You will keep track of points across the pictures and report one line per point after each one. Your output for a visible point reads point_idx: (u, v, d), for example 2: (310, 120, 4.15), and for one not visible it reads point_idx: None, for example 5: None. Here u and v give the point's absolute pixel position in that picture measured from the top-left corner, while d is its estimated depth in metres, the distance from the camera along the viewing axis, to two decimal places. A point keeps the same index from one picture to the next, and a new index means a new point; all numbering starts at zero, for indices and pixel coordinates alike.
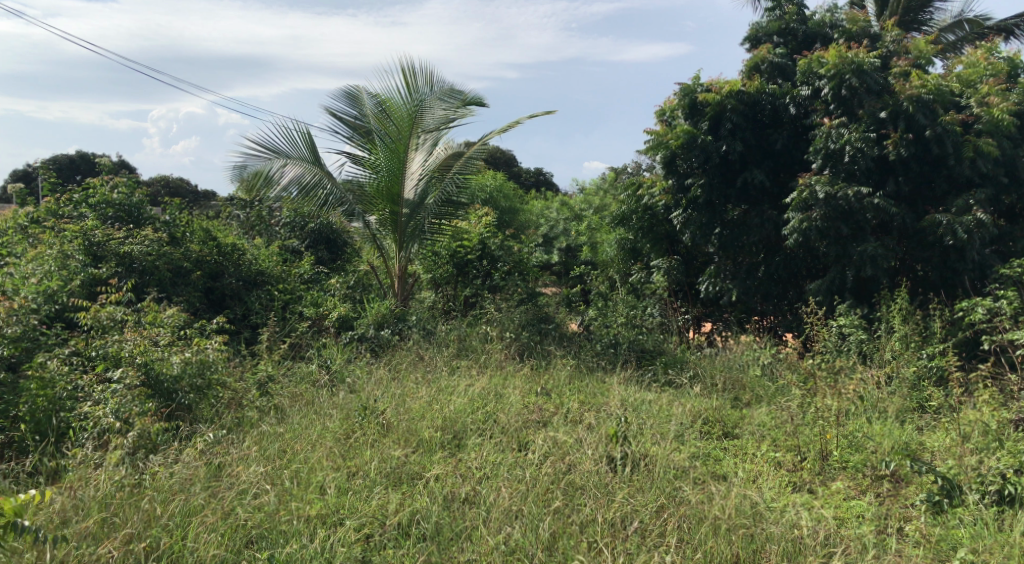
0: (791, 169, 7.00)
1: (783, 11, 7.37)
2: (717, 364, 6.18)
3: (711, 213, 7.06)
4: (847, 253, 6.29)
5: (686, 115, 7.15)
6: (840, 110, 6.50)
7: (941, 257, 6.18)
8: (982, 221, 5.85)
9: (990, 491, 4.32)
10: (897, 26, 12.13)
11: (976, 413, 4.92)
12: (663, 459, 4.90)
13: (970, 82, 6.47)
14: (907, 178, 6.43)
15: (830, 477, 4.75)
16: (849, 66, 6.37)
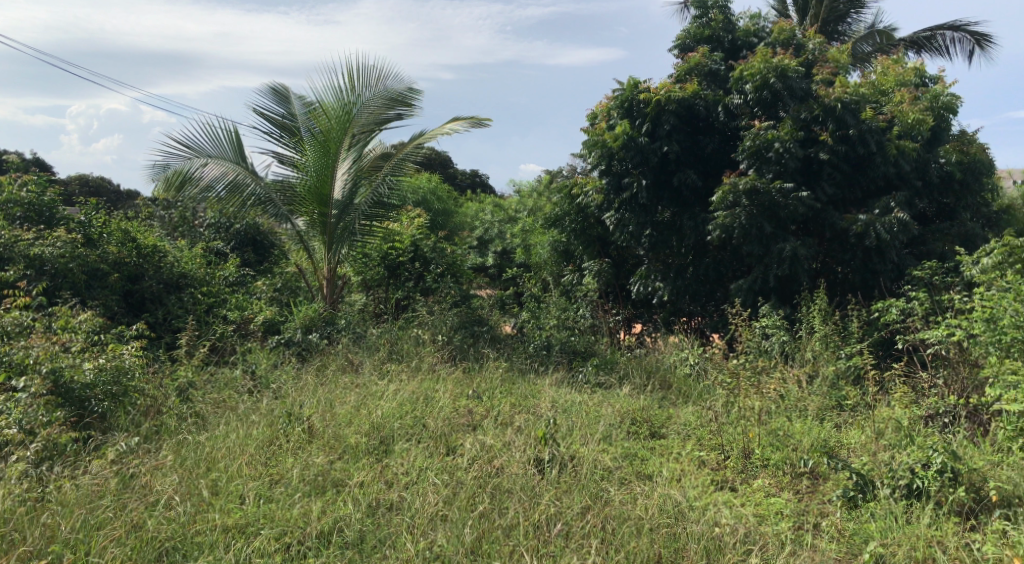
0: (719, 172, 7.17)
1: (711, 19, 7.52)
2: (647, 366, 6.25)
3: (644, 214, 7.10)
4: (769, 252, 6.43)
5: (623, 115, 7.16)
6: (765, 114, 6.67)
7: (861, 259, 6.37)
8: (899, 225, 6.06)
9: (900, 485, 4.47)
10: (820, 35, 12.57)
11: (890, 410, 5.09)
12: (590, 459, 4.94)
13: (885, 90, 6.72)
14: (834, 180, 6.53)
15: (753, 475, 4.84)
16: (773, 71, 6.53)
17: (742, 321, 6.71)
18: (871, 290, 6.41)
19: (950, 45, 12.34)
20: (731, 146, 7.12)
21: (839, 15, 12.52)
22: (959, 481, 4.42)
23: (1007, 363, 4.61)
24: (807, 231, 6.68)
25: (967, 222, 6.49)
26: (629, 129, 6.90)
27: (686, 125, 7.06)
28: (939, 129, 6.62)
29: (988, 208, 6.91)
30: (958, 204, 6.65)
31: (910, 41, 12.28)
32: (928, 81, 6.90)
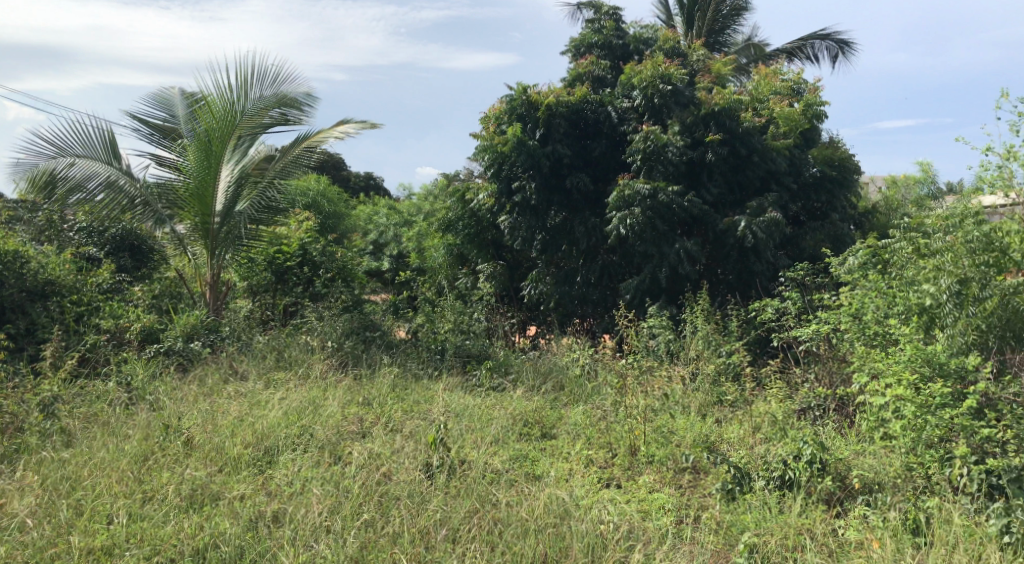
0: (607, 175, 7.35)
1: (602, 25, 7.70)
2: (540, 368, 6.31)
3: (535, 217, 7.15)
4: (659, 253, 6.60)
5: (512, 120, 7.15)
6: (652, 120, 6.90)
7: (741, 260, 6.67)
8: (776, 227, 6.36)
9: (774, 476, 4.68)
10: (704, 47, 13.05)
11: (766, 405, 5.33)
12: (479, 463, 4.93)
13: (762, 97, 7.06)
14: (717, 184, 6.81)
15: (638, 472, 4.97)
16: (660, 77, 6.75)
17: (629, 321, 6.88)
18: (750, 289, 6.71)
19: (819, 53, 13.08)
20: (619, 150, 7.28)
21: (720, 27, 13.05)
22: (826, 470, 4.66)
23: (871, 356, 4.92)
24: (692, 233, 6.92)
25: (837, 224, 6.89)
26: (519, 133, 6.86)
27: (574, 129, 7.24)
28: (810, 136, 7.02)
29: (855, 211, 7.37)
30: (829, 207, 7.06)
31: (783, 53, 12.95)
32: (801, 91, 7.28)
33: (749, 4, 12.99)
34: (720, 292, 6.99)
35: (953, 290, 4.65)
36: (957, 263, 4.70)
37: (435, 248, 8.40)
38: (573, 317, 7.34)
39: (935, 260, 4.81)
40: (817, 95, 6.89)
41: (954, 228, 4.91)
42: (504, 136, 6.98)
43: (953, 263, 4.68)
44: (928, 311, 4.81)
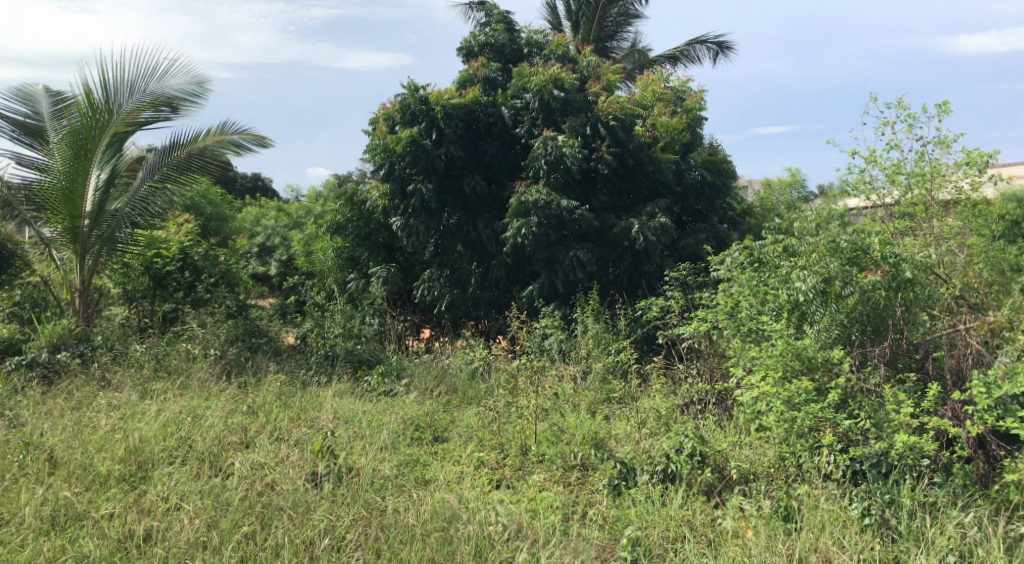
0: (500, 178, 7.40)
1: (493, 28, 7.76)
2: (432, 371, 6.29)
3: (428, 219, 7.11)
4: (554, 259, 6.70)
5: (404, 120, 7.10)
6: (545, 123, 7.00)
7: (630, 261, 6.84)
8: (663, 230, 6.57)
9: (657, 470, 4.83)
10: (591, 51, 13.39)
11: (651, 401, 5.48)
12: (367, 469, 4.84)
13: (648, 104, 7.28)
14: (608, 189, 6.98)
15: (528, 472, 5.00)
16: (551, 83, 6.86)
17: (522, 323, 6.96)
18: (637, 290, 6.91)
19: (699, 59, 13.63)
20: (510, 153, 7.38)
21: (606, 33, 13.42)
22: (706, 462, 4.85)
23: (746, 352, 5.15)
24: (583, 237, 7.03)
25: (718, 226, 7.16)
26: (412, 133, 6.86)
27: (468, 130, 7.24)
28: (692, 140, 7.28)
29: (734, 212, 7.71)
30: (710, 209, 7.36)
31: (666, 59, 13.42)
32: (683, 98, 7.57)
33: (635, 12, 13.41)
34: (609, 292, 7.16)
35: (818, 288, 4.93)
36: (822, 262, 4.97)
37: (325, 249, 8.21)
38: (466, 319, 7.35)
39: (803, 259, 5.09)
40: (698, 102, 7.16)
41: (820, 230, 5.20)
42: (396, 137, 6.97)
43: (819, 263, 4.94)
44: (798, 307, 5.11)
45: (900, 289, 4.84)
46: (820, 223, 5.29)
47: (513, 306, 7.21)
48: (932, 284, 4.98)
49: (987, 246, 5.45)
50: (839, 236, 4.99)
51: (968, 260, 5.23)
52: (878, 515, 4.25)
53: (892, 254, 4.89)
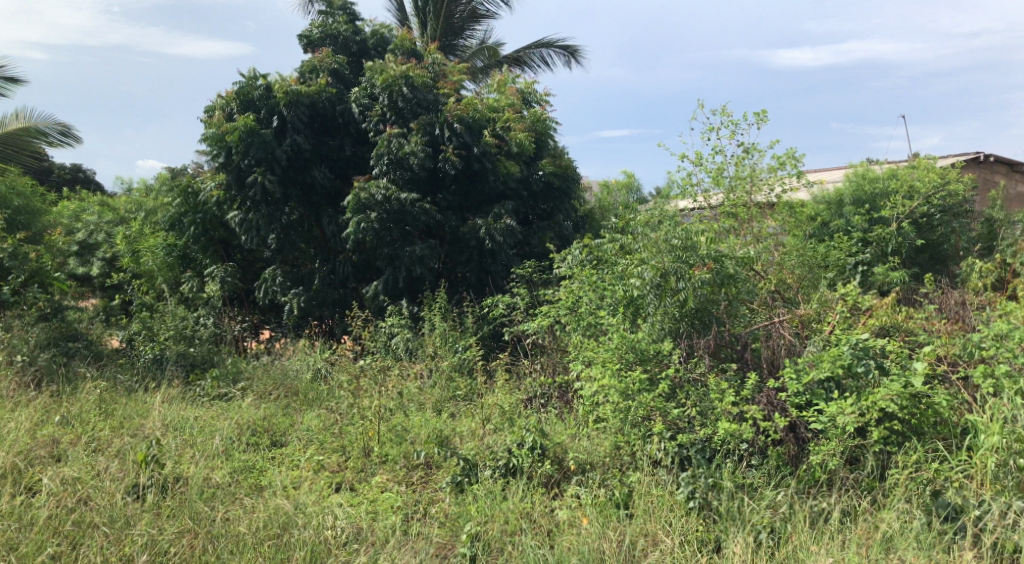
0: (347, 175, 7.49)
1: (338, 21, 7.76)
2: (272, 373, 6.10)
3: (270, 214, 7.02)
4: (397, 255, 6.68)
5: (244, 109, 7.03)
6: (396, 122, 6.98)
7: (478, 259, 6.89)
8: (509, 229, 6.69)
9: (499, 465, 4.90)
10: (438, 49, 13.43)
11: (495, 397, 5.55)
12: (197, 478, 4.57)
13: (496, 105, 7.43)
14: (452, 188, 7.08)
15: (370, 473, 4.92)
16: (400, 79, 6.88)
17: (367, 321, 6.90)
18: (484, 287, 6.99)
19: (546, 64, 13.93)
20: (356, 148, 7.44)
21: (454, 31, 13.51)
22: (546, 455, 4.97)
23: (584, 346, 5.33)
24: (430, 234, 7.13)
25: (562, 225, 7.49)
26: (250, 122, 6.71)
27: (313, 123, 7.21)
28: (540, 145, 7.49)
29: (577, 213, 7.97)
30: (555, 209, 7.57)
31: (513, 62, 13.67)
32: (531, 103, 7.74)
33: (483, 12, 13.57)
34: (458, 290, 7.23)
35: (655, 282, 5.16)
36: (658, 258, 5.22)
37: (155, 246, 7.68)
38: (311, 319, 7.17)
39: (640, 255, 5.32)
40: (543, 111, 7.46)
41: (654, 228, 5.47)
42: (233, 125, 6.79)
43: (654, 258, 5.20)
44: (633, 302, 5.32)
45: (724, 285, 5.20)
46: (654, 221, 5.57)
47: (359, 304, 7.15)
48: (752, 280, 5.41)
49: (797, 245, 5.96)
50: (675, 232, 5.27)
51: (783, 257, 5.80)
52: (702, 497, 4.48)
53: (717, 250, 5.24)
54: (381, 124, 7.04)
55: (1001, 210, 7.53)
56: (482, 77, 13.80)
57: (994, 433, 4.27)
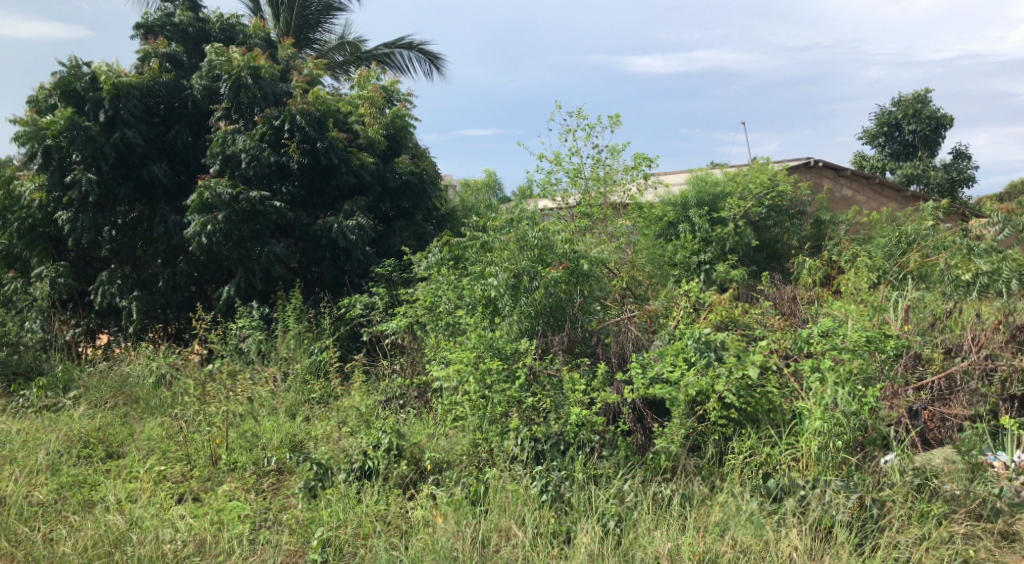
0: (188, 171, 7.37)
1: (178, 10, 7.55)
2: (108, 382, 5.78)
3: (99, 213, 6.93)
4: (249, 254, 6.63)
5: (67, 101, 6.79)
6: (238, 117, 6.94)
7: (331, 258, 6.93)
8: (363, 226, 6.71)
9: (354, 467, 4.81)
10: (292, 41, 13.01)
11: (352, 398, 5.46)
12: (18, 497, 4.22)
13: (350, 102, 7.44)
14: (302, 184, 7.02)
15: (218, 481, 4.71)
16: (244, 70, 6.81)
17: (217, 323, 6.77)
18: (340, 287, 7.05)
19: (406, 63, 13.79)
20: (197, 144, 7.30)
21: (309, 23, 13.17)
22: (402, 456, 4.92)
23: (440, 346, 5.33)
24: (282, 232, 7.04)
25: (420, 224, 7.54)
26: (71, 116, 6.58)
27: (148, 117, 7.06)
28: (397, 143, 7.54)
29: (438, 212, 7.96)
30: (414, 208, 7.59)
31: (373, 59, 13.50)
32: (395, 99, 7.87)
33: (337, 5, 13.35)
34: (313, 290, 7.20)
35: (509, 283, 5.26)
36: (512, 260, 5.36)
37: None
38: (155, 323, 6.95)
39: (496, 256, 5.41)
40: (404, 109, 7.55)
41: (509, 229, 5.60)
42: (51, 120, 6.65)
43: (509, 260, 5.31)
44: (492, 302, 5.38)
45: (579, 283, 5.39)
46: (511, 221, 5.70)
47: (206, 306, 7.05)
48: (605, 279, 5.67)
49: (647, 244, 6.29)
50: (529, 233, 5.45)
51: (636, 256, 6.18)
52: (553, 490, 4.60)
53: (572, 250, 5.43)
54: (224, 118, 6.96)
55: (825, 212, 8.21)
56: (341, 72, 13.55)
57: (817, 418, 4.48)
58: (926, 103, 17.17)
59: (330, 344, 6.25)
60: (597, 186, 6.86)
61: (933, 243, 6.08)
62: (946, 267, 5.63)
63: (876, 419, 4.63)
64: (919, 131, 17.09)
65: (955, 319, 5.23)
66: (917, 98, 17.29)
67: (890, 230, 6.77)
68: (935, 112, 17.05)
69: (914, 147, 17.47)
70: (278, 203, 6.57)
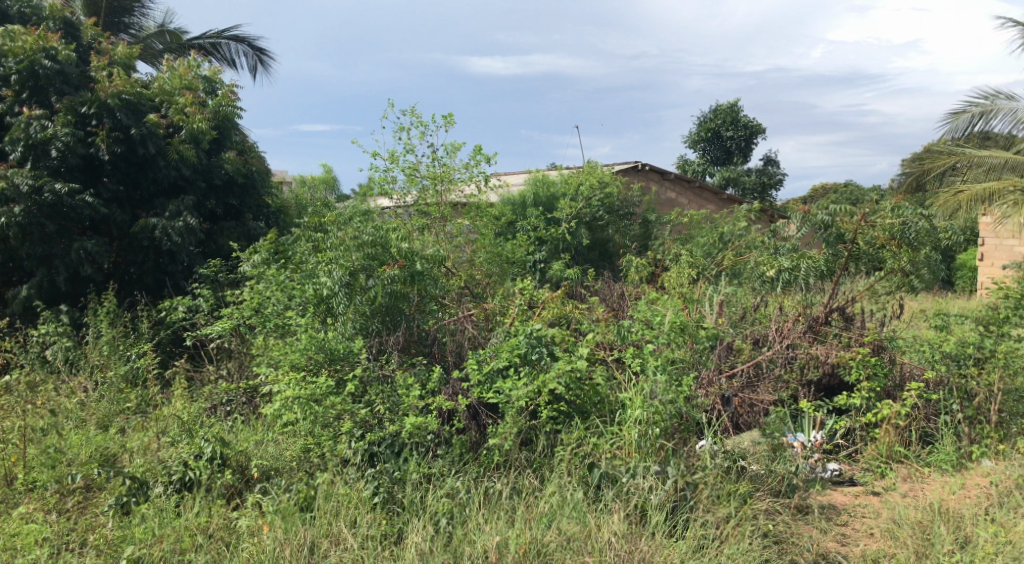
0: None
1: None
2: None
3: None
4: (54, 253, 6.25)
5: None
6: (33, 98, 6.54)
7: (153, 259, 6.67)
8: (190, 226, 6.57)
9: (173, 480, 4.54)
10: (103, 26, 12.08)
11: (171, 407, 5.15)
12: None
13: (170, 91, 7.03)
14: (117, 178, 6.71)
15: (14, 503, 4.33)
16: (40, 52, 6.49)
17: (17, 327, 6.32)
18: (161, 289, 6.75)
19: (235, 56, 13.26)
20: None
21: (123, 7, 12.29)
22: (226, 465, 4.68)
23: (271, 348, 5.15)
24: (95, 231, 6.66)
25: (248, 223, 7.36)
26: None
27: None
28: (222, 136, 7.29)
29: (269, 209, 7.88)
30: (242, 206, 7.52)
31: (196, 48, 12.81)
32: (218, 90, 7.58)
33: None
34: (131, 292, 6.85)
35: (344, 281, 5.13)
36: (347, 256, 5.22)
37: None
38: None
39: (330, 254, 5.25)
40: (228, 98, 7.31)
41: (345, 226, 5.52)
42: None
43: (343, 256, 5.19)
44: (324, 301, 5.24)
45: (413, 283, 5.35)
46: (348, 218, 5.64)
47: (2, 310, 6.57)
48: (441, 278, 5.69)
49: (485, 243, 6.54)
50: (364, 228, 5.35)
51: (473, 253, 6.40)
52: (386, 492, 4.54)
53: (407, 248, 5.39)
54: (16, 105, 6.52)
55: (653, 213, 8.64)
56: (158, 59, 12.77)
57: (638, 407, 4.73)
58: (740, 113, 18.61)
59: (149, 350, 5.92)
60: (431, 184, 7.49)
61: (745, 242, 6.60)
62: (755, 263, 6.09)
63: (691, 407, 4.91)
64: (737, 140, 18.57)
65: (763, 312, 5.66)
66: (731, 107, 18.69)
67: (708, 231, 7.22)
68: (748, 122, 18.59)
69: (729, 154, 18.98)
70: (90, 197, 6.21)
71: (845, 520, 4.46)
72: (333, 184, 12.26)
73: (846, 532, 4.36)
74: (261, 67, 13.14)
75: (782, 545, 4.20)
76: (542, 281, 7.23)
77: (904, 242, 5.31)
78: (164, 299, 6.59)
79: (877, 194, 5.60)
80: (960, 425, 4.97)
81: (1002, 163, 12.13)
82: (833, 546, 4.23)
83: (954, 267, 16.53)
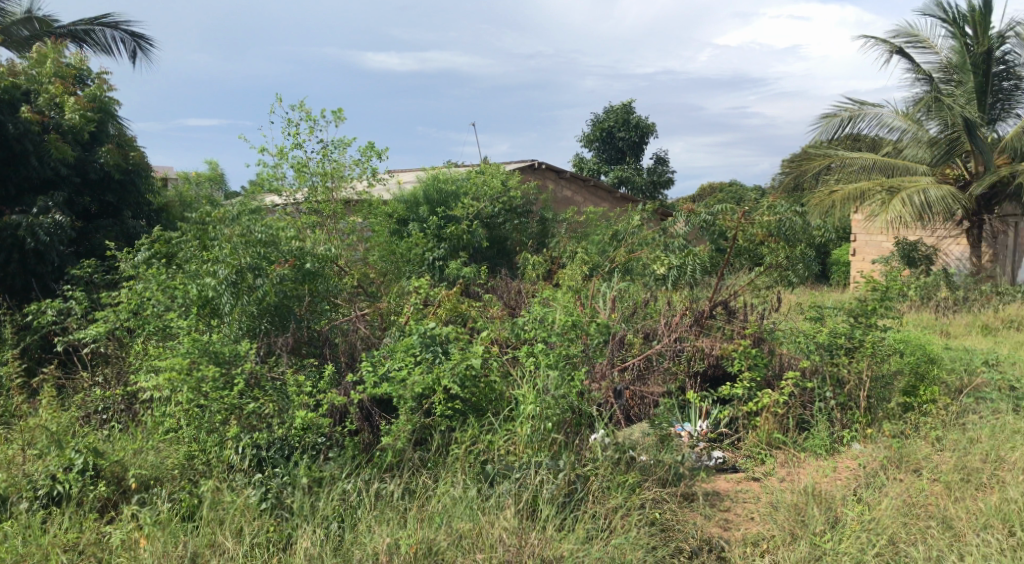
0: None
1: None
2: None
3: None
4: None
5: None
6: None
7: (20, 260, 6.32)
8: (60, 224, 6.33)
9: (39, 495, 4.29)
10: None
11: (39, 417, 4.87)
12: None
13: (38, 80, 6.80)
14: None
15: None
16: None
17: None
18: (28, 292, 6.41)
19: (112, 44, 12.60)
20: None
21: None
22: (100, 477, 4.45)
23: (149, 354, 4.93)
24: None
25: (127, 221, 7.10)
26: None
27: None
28: (99, 128, 6.97)
29: (151, 207, 7.59)
30: (120, 203, 7.17)
31: (69, 35, 12.10)
32: (90, 79, 7.33)
33: None
34: None
35: (230, 280, 4.93)
36: (234, 254, 5.00)
37: None
38: None
39: (215, 252, 5.03)
40: (103, 86, 7.07)
41: (233, 222, 5.35)
42: None
43: (229, 255, 4.95)
44: (209, 302, 5.05)
45: (305, 281, 5.32)
46: (234, 215, 5.48)
47: None
48: (334, 278, 5.67)
49: (374, 245, 6.84)
50: (252, 227, 5.16)
51: (366, 253, 6.60)
52: (274, 497, 4.37)
53: (298, 248, 5.33)
54: None
55: (549, 211, 8.80)
56: (25, 46, 11.98)
57: (531, 403, 4.74)
58: (632, 113, 19.13)
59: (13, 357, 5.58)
60: (325, 182, 7.60)
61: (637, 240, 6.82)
62: (647, 260, 6.29)
63: (584, 401, 5.02)
64: (629, 140, 19.07)
65: (653, 307, 5.88)
66: (623, 108, 19.19)
67: (603, 228, 7.39)
68: (641, 122, 19.08)
69: (622, 153, 19.45)
70: None
71: (727, 506, 4.63)
72: (219, 184, 11.93)
73: (729, 517, 4.52)
74: (140, 54, 12.52)
75: (668, 533, 4.30)
76: (440, 279, 7.27)
77: (781, 237, 5.62)
78: (30, 302, 6.26)
79: (757, 193, 5.90)
80: (833, 411, 5.28)
81: (872, 163, 12.98)
82: (716, 532, 4.37)
83: (827, 262, 17.78)
